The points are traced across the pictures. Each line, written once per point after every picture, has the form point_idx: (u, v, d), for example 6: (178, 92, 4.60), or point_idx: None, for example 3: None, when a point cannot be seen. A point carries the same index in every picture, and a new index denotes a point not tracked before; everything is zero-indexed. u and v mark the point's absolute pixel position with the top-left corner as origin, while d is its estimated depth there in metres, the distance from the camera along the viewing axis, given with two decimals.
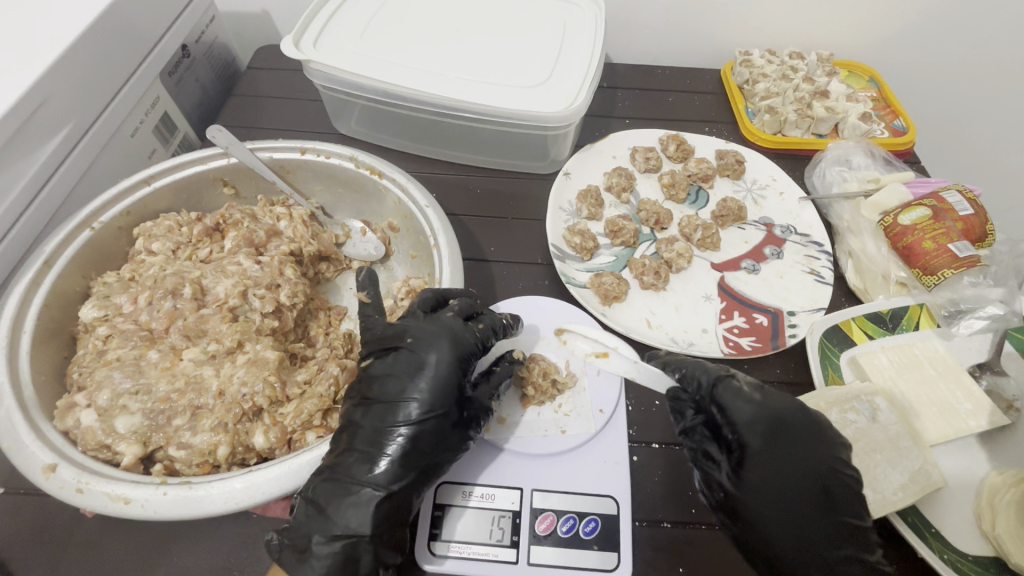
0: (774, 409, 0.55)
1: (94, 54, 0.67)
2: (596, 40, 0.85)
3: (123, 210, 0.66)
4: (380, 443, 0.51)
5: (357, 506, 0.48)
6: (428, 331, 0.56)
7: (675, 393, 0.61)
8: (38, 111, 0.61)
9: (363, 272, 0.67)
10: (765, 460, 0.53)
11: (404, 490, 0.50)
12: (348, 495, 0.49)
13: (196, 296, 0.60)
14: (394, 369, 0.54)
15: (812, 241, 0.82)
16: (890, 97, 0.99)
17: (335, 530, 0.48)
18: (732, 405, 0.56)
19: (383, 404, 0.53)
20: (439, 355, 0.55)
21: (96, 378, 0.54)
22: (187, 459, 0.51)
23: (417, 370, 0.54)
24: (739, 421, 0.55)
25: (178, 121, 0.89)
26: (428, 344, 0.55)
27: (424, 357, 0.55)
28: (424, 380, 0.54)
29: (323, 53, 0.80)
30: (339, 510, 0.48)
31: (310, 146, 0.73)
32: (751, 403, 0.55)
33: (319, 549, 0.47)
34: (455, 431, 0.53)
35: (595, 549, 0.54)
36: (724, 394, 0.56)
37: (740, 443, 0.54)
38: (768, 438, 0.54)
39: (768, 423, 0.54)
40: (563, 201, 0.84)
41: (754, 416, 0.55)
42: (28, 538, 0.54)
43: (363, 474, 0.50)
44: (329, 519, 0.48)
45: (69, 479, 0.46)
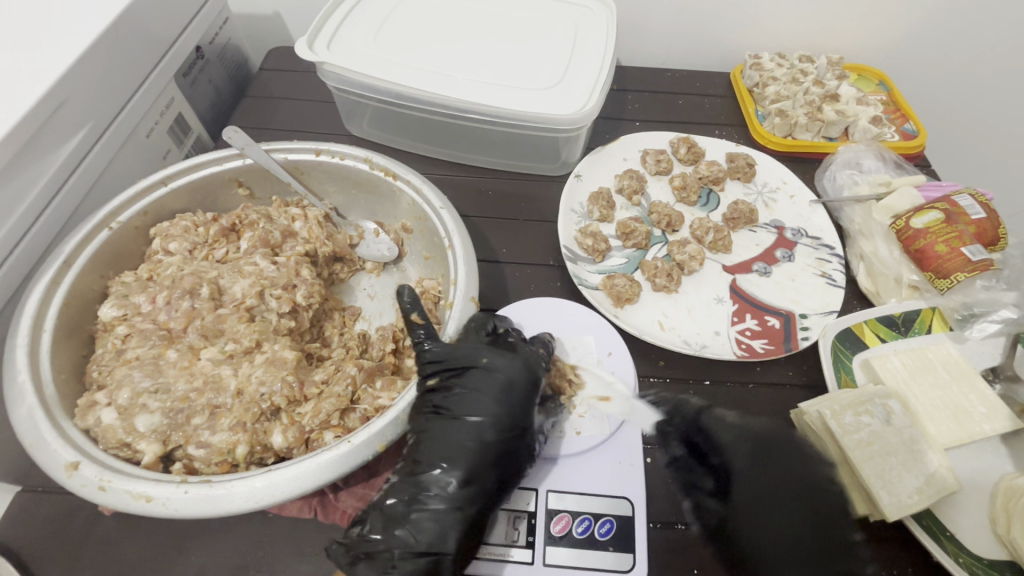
0: (755, 431, 0.59)
1: (113, 54, 0.68)
2: (608, 43, 0.85)
3: (140, 210, 0.66)
4: (468, 462, 0.51)
5: (442, 523, 0.49)
6: (503, 351, 0.58)
7: (660, 426, 0.62)
8: (58, 111, 0.61)
9: (404, 288, 0.62)
10: (751, 480, 0.57)
11: (481, 507, 0.52)
12: (429, 510, 0.50)
13: (213, 297, 0.60)
14: (470, 387, 0.55)
15: (823, 244, 0.82)
16: (900, 100, 0.99)
17: (418, 547, 0.49)
18: (717, 431, 0.59)
19: (462, 421, 0.53)
20: (514, 374, 0.56)
21: (116, 376, 0.54)
22: (206, 458, 0.51)
23: (496, 388, 0.55)
24: (723, 445, 0.58)
25: (192, 122, 0.89)
26: (506, 366, 0.56)
27: (502, 377, 0.56)
28: (501, 399, 0.55)
29: (337, 55, 0.80)
30: (418, 526, 0.49)
31: (325, 147, 0.73)
32: (732, 426, 0.59)
33: (403, 564, 0.48)
34: (527, 451, 0.55)
35: (610, 550, 0.54)
36: (709, 420, 0.60)
37: (727, 466, 0.57)
38: (752, 458, 0.57)
39: (751, 445, 0.58)
40: (575, 203, 0.85)
41: (736, 439, 0.59)
42: (48, 535, 0.55)
43: (440, 491, 0.50)
44: (410, 536, 0.49)
45: (91, 476, 0.46)
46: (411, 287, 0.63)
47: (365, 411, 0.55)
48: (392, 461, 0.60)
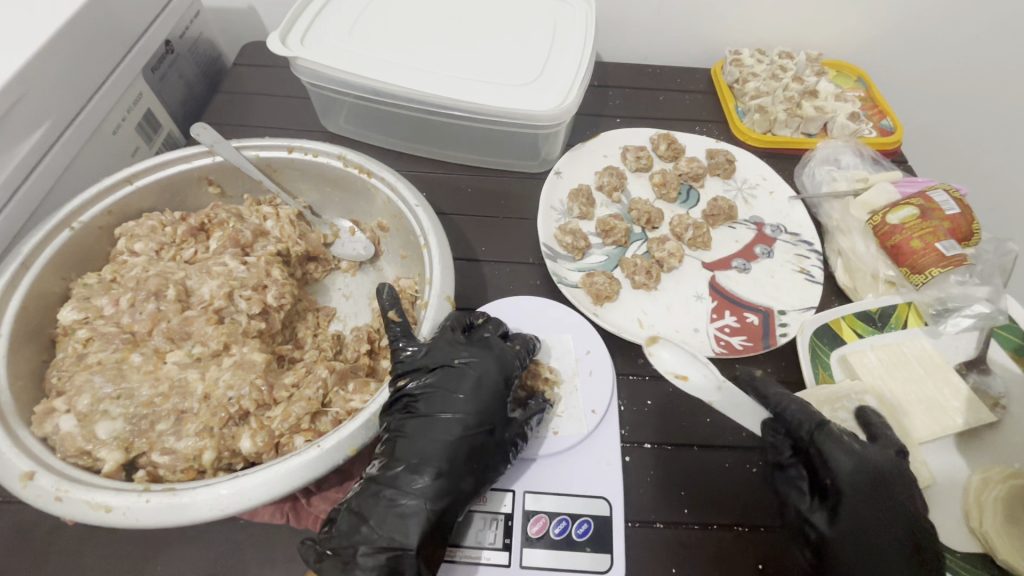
0: (879, 464, 0.54)
1: (73, 49, 0.65)
2: (587, 39, 0.84)
3: (104, 209, 0.64)
4: (432, 458, 0.51)
5: (405, 519, 0.48)
6: (476, 350, 0.57)
7: (770, 427, 0.59)
8: (14, 108, 0.59)
9: (385, 288, 0.62)
10: (857, 503, 0.53)
11: (448, 505, 0.50)
12: (394, 505, 0.48)
13: (180, 298, 0.58)
14: (442, 385, 0.54)
15: (802, 240, 0.82)
16: (878, 96, 1.00)
17: (381, 543, 0.47)
18: (833, 454, 0.54)
19: (431, 417, 0.52)
20: (485, 371, 0.55)
21: (76, 382, 0.52)
22: (171, 465, 0.49)
23: (467, 385, 0.54)
24: (839, 469, 0.54)
25: (162, 118, 0.87)
26: (476, 362, 0.55)
27: (473, 373, 0.55)
28: (472, 396, 0.54)
29: (311, 50, 0.78)
30: (383, 521, 0.48)
31: (297, 144, 0.71)
32: (853, 454, 0.54)
33: (365, 561, 0.47)
34: (497, 449, 0.53)
35: (587, 551, 0.53)
36: (827, 441, 0.55)
37: (837, 491, 0.54)
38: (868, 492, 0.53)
39: (872, 476, 0.53)
40: (554, 200, 0.84)
41: (856, 468, 0.53)
42: (8, 547, 0.53)
43: (407, 486, 0.49)
44: (373, 530, 0.48)
45: (47, 487, 0.44)
46: (391, 285, 0.62)
47: (336, 415, 0.54)
48: (365, 464, 0.59)
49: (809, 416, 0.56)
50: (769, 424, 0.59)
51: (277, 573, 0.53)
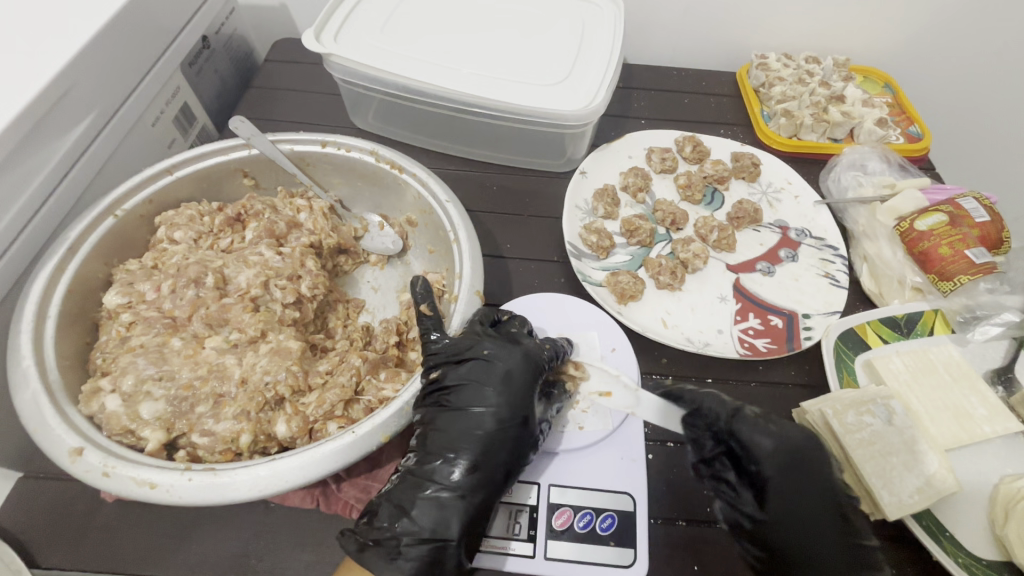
0: (795, 440, 0.54)
1: (119, 43, 0.67)
2: (615, 40, 0.85)
3: (145, 198, 0.66)
4: (465, 451, 0.52)
5: (444, 510, 0.50)
6: (504, 343, 0.57)
7: (689, 423, 0.59)
8: (64, 99, 0.61)
9: (418, 282, 0.63)
10: (782, 487, 0.53)
11: (484, 497, 0.51)
12: (433, 497, 0.50)
13: (218, 286, 0.60)
14: (472, 379, 0.55)
15: (827, 245, 0.82)
16: (906, 102, 0.99)
17: (422, 534, 0.49)
18: (751, 437, 0.54)
19: (464, 410, 0.54)
20: (514, 365, 0.56)
21: (120, 363, 0.54)
22: (210, 447, 0.51)
23: (497, 379, 0.55)
24: (761, 453, 0.54)
25: (198, 111, 0.89)
26: (503, 355, 0.56)
27: (500, 366, 0.55)
28: (502, 390, 0.55)
29: (344, 47, 0.80)
30: (422, 513, 0.50)
31: (331, 139, 0.73)
32: (771, 435, 0.54)
33: (408, 551, 0.49)
34: (529, 442, 0.54)
35: (611, 545, 0.54)
36: (743, 427, 0.55)
37: (761, 476, 0.53)
38: (786, 469, 0.53)
39: (789, 454, 0.54)
40: (579, 200, 0.85)
41: (775, 449, 0.53)
42: (54, 519, 0.56)
43: (444, 478, 0.51)
44: (413, 522, 0.49)
45: (95, 462, 0.46)
46: (424, 278, 0.64)
47: (368, 403, 0.55)
48: (394, 454, 0.61)
49: (724, 403, 0.56)
50: (687, 421, 0.59)
51: (307, 555, 0.54)
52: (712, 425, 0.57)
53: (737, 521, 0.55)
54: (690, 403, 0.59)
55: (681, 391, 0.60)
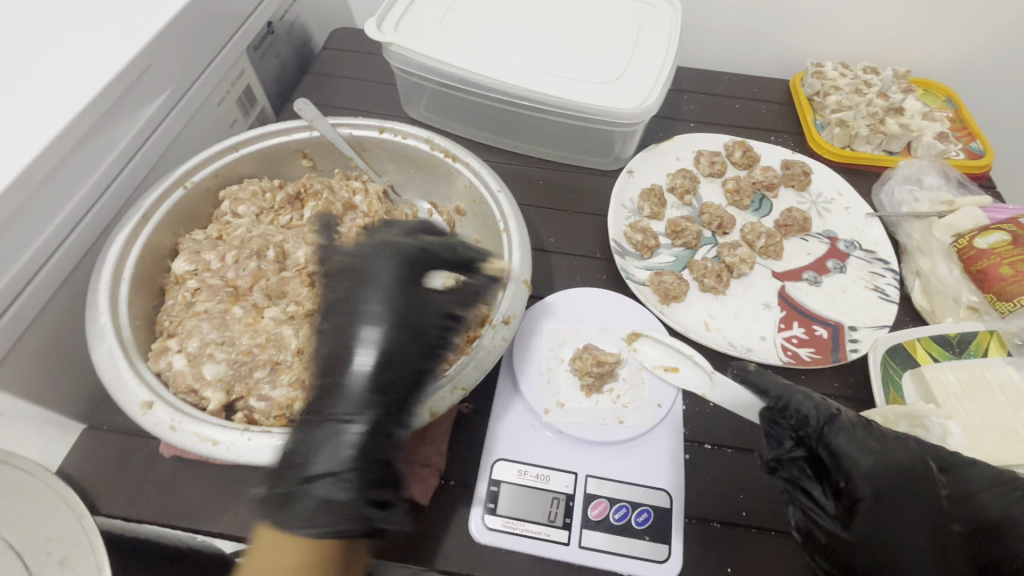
0: (898, 459, 0.49)
1: (195, 23, 0.71)
2: (671, 41, 0.85)
3: (212, 172, 0.69)
4: (338, 350, 0.53)
5: (330, 446, 0.48)
6: (368, 245, 0.58)
7: (769, 420, 0.53)
8: (144, 74, 0.65)
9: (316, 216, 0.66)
10: (880, 511, 0.48)
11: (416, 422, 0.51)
12: (329, 437, 0.49)
13: (278, 260, 0.63)
14: (427, 303, 0.56)
15: (877, 258, 0.81)
16: (968, 118, 0.96)
17: (309, 474, 0.48)
18: (851, 453, 0.49)
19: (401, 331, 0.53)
20: (361, 264, 0.57)
21: (186, 326, 0.57)
22: (266, 411, 0.53)
23: (425, 305, 0.55)
24: (858, 471, 0.48)
25: (259, 93, 0.93)
26: (359, 258, 0.57)
27: (358, 270, 0.56)
28: (360, 287, 0.55)
29: (404, 37, 0.82)
30: (318, 455, 0.48)
31: (389, 125, 0.75)
32: (871, 453, 0.49)
33: (307, 493, 0.47)
34: (392, 333, 0.53)
35: (646, 539, 0.55)
36: (840, 439, 0.49)
37: (854, 494, 0.48)
38: (886, 493, 0.48)
39: (888, 475, 0.49)
40: (625, 198, 0.85)
41: (875, 468, 0.49)
42: (120, 470, 0.60)
43: (341, 412, 0.49)
44: (316, 467, 0.48)
45: (164, 416, 0.49)
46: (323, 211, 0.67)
47: None
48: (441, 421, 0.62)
49: (821, 409, 0.50)
50: (767, 416, 0.53)
51: None
52: (801, 429, 0.51)
53: (812, 532, 0.51)
54: (778, 401, 0.52)
55: (767, 384, 0.53)
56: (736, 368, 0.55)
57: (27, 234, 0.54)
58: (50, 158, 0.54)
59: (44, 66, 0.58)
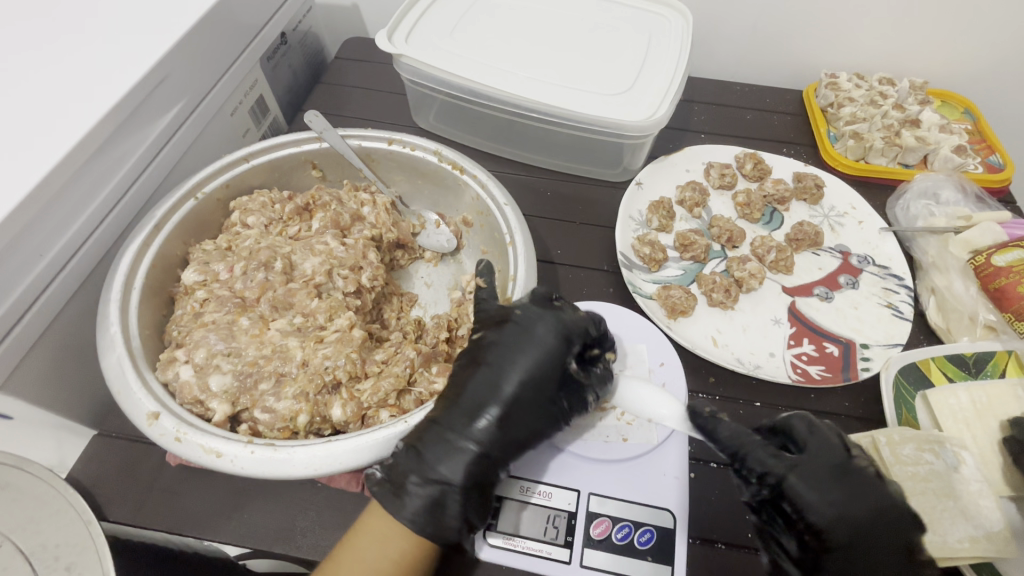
0: (858, 507, 0.50)
1: (209, 36, 0.72)
2: (681, 53, 0.84)
3: (223, 183, 0.70)
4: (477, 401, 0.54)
5: (454, 454, 0.52)
6: (537, 312, 0.59)
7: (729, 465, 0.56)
8: (158, 86, 0.66)
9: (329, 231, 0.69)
10: (845, 557, 0.49)
11: (499, 452, 0.53)
12: (453, 444, 0.52)
13: (285, 271, 0.64)
14: (506, 340, 0.58)
15: (891, 274, 0.79)
16: (988, 130, 0.94)
17: (430, 475, 0.51)
18: (806, 499, 0.51)
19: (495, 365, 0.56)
20: (546, 332, 0.58)
21: (194, 337, 0.58)
22: (270, 423, 0.54)
23: (530, 343, 0.57)
24: (817, 518, 0.50)
25: (271, 104, 0.94)
26: (535, 324, 0.58)
27: (534, 330, 0.58)
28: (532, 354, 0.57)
29: (415, 48, 0.83)
30: (437, 458, 0.52)
31: (398, 137, 0.76)
32: (830, 500, 0.51)
33: (415, 490, 0.51)
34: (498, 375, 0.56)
35: (648, 560, 0.54)
36: (794, 487, 0.51)
37: (815, 540, 0.50)
38: (846, 540, 0.49)
39: (849, 522, 0.50)
40: (633, 210, 0.84)
41: (833, 515, 0.50)
42: (127, 477, 0.61)
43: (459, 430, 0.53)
44: (427, 464, 0.51)
45: (169, 428, 0.50)
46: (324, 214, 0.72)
47: (419, 394, 0.59)
48: None
49: (770, 458, 0.53)
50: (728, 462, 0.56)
51: None
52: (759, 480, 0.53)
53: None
54: (733, 455, 0.54)
55: (718, 432, 0.55)
56: (693, 411, 0.58)
57: (41, 246, 0.56)
58: (64, 171, 0.55)
59: (60, 79, 0.59)
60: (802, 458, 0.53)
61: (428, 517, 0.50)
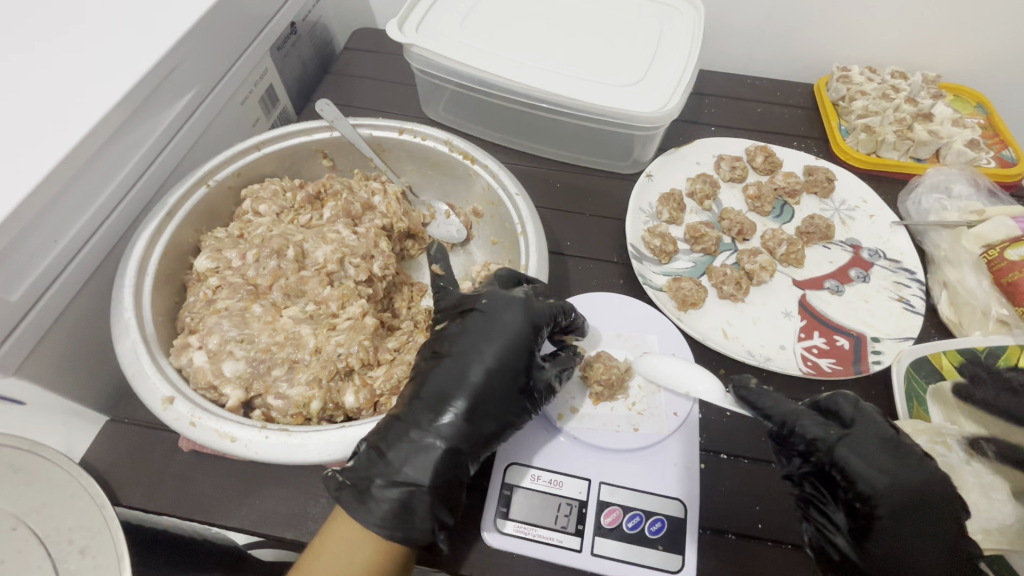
0: (912, 479, 0.50)
1: (221, 25, 0.71)
2: (694, 45, 0.84)
3: (234, 171, 0.70)
4: (439, 395, 0.54)
5: (419, 451, 0.51)
6: (503, 298, 0.59)
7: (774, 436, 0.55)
8: (171, 74, 0.66)
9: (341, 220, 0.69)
10: (898, 529, 0.48)
11: (466, 443, 0.52)
12: (414, 441, 0.51)
13: (297, 259, 0.63)
14: (470, 329, 0.58)
15: (903, 267, 0.79)
16: (1001, 124, 0.93)
17: (395, 477, 0.50)
18: (861, 468, 0.50)
19: (458, 358, 0.56)
20: (511, 321, 0.58)
21: (207, 323, 0.58)
22: (283, 409, 0.54)
23: (495, 332, 0.57)
24: (872, 489, 0.49)
25: (281, 94, 0.94)
26: (501, 312, 0.58)
27: (500, 318, 0.58)
28: (496, 344, 0.56)
29: (425, 38, 0.82)
30: (401, 456, 0.51)
31: (408, 127, 0.75)
32: (885, 470, 0.50)
33: (380, 493, 0.49)
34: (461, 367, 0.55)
35: (659, 549, 0.54)
36: (847, 456, 0.51)
37: (869, 510, 0.49)
38: (900, 512, 0.49)
39: (902, 493, 0.49)
40: (644, 202, 0.84)
41: (887, 486, 0.49)
42: (140, 462, 0.61)
43: (425, 425, 0.52)
44: (390, 465, 0.50)
45: (184, 412, 0.50)
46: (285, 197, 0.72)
47: None
48: None
49: (822, 428, 0.53)
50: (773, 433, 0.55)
51: None
52: (809, 450, 0.53)
53: (824, 549, 0.52)
54: (781, 425, 0.54)
55: (767, 405, 0.55)
56: (737, 385, 0.58)
57: (55, 231, 0.56)
58: (78, 157, 0.55)
59: (73, 65, 0.60)
60: (854, 429, 0.53)
61: (397, 522, 0.49)
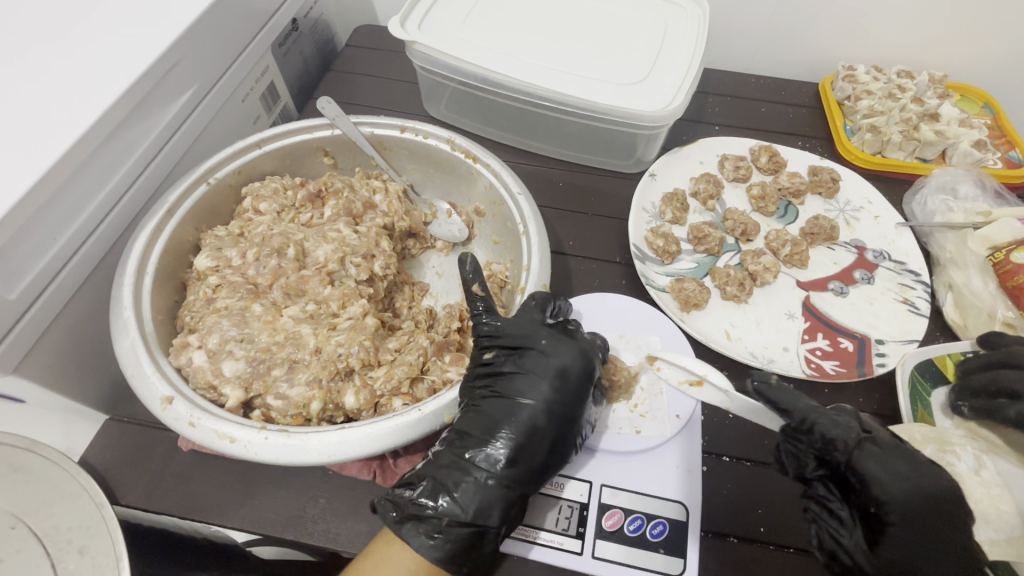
0: (931, 485, 0.49)
1: (221, 21, 0.71)
2: (698, 43, 0.83)
3: (235, 169, 0.70)
4: (501, 436, 0.52)
5: (486, 495, 0.50)
6: (561, 338, 0.58)
7: (790, 437, 0.53)
8: (171, 71, 0.65)
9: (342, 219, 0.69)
10: (909, 536, 0.48)
11: (523, 486, 0.52)
12: (479, 482, 0.51)
13: (297, 258, 0.63)
14: (526, 368, 0.56)
15: (907, 269, 0.78)
16: (1008, 125, 0.92)
17: (464, 517, 0.50)
18: (879, 474, 0.49)
19: (518, 400, 0.54)
20: (570, 363, 0.56)
21: (207, 322, 0.58)
22: (283, 410, 0.54)
23: (553, 374, 0.56)
24: (888, 496, 0.49)
25: (282, 91, 0.93)
26: (561, 352, 0.57)
27: (558, 360, 0.56)
28: (556, 386, 0.55)
29: (427, 36, 0.82)
30: (465, 498, 0.50)
31: (410, 125, 0.75)
32: (903, 478, 0.49)
33: (449, 532, 0.49)
34: (521, 410, 0.54)
35: (660, 553, 0.53)
36: (866, 460, 0.50)
37: (882, 515, 0.49)
38: (913, 519, 0.48)
39: (919, 500, 0.48)
40: (647, 202, 0.84)
41: (903, 494, 0.49)
42: (139, 461, 0.61)
43: (488, 465, 0.51)
44: (456, 505, 0.50)
45: (183, 412, 0.50)
46: (273, 200, 0.70)
47: (432, 383, 0.58)
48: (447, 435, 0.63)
49: (844, 431, 0.51)
50: (789, 433, 0.53)
51: (361, 523, 0.57)
52: (829, 452, 0.51)
53: (835, 552, 0.52)
54: (801, 422, 0.51)
55: (790, 404, 0.52)
56: (758, 379, 0.53)
57: (54, 229, 0.55)
58: (77, 155, 0.55)
59: (72, 60, 0.59)
60: (874, 436, 0.52)
61: (463, 556, 0.50)
